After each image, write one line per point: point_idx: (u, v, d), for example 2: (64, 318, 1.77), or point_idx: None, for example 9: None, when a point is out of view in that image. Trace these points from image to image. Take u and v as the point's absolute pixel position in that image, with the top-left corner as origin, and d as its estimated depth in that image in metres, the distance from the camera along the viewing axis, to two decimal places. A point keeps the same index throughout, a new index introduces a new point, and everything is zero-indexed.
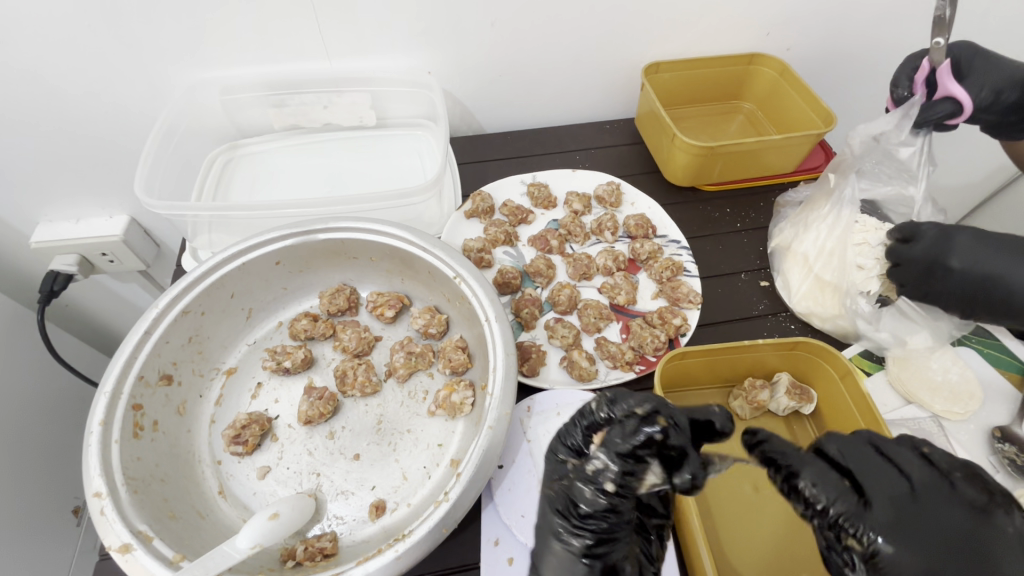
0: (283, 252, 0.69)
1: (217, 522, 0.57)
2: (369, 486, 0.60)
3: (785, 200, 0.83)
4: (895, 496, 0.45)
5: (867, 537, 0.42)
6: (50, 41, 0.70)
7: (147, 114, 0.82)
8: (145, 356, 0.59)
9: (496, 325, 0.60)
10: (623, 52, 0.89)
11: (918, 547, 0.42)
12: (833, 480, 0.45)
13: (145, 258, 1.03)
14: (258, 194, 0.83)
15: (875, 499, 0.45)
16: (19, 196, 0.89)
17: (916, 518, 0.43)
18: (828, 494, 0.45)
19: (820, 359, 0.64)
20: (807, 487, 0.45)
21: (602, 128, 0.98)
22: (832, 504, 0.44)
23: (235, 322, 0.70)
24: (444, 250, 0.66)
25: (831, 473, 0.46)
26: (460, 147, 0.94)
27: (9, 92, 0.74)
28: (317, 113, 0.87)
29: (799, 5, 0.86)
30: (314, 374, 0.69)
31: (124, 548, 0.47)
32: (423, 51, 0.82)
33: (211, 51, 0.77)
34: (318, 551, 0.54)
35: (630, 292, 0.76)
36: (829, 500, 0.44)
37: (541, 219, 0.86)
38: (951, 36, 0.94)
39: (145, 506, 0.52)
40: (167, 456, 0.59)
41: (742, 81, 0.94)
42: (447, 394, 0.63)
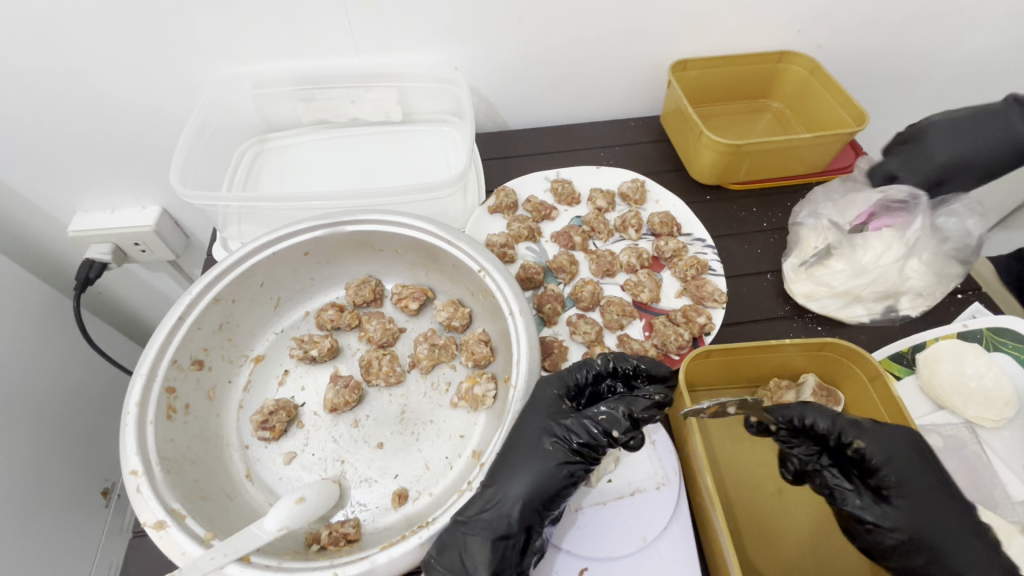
0: (312, 243, 0.70)
1: (244, 504, 0.59)
2: (392, 475, 0.60)
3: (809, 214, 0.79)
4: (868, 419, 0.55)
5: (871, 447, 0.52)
6: (94, 35, 0.72)
7: (182, 109, 0.85)
8: (178, 342, 0.61)
9: (520, 319, 0.60)
10: (651, 49, 0.88)
11: (906, 457, 0.52)
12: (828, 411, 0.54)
13: (175, 248, 1.06)
14: (286, 187, 0.85)
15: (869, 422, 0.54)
16: (59, 186, 0.92)
17: (892, 434, 0.53)
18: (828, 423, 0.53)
19: (848, 360, 0.63)
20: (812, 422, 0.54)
21: (627, 126, 0.98)
22: (827, 427, 0.53)
23: (263, 310, 0.72)
24: (469, 244, 0.67)
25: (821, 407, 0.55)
26: (485, 143, 0.95)
27: (53, 86, 0.77)
28: (345, 107, 0.88)
29: (834, 1, 0.84)
30: (340, 363, 0.70)
31: (159, 525, 0.48)
32: (450, 47, 0.83)
33: (242, 46, 0.78)
34: (343, 536, 0.55)
35: (654, 290, 0.76)
36: (827, 425, 0.53)
37: (564, 215, 0.86)
38: (991, 32, 0.91)
39: (177, 486, 0.53)
40: (198, 439, 0.61)
41: (773, 78, 0.93)
42: (470, 387, 0.64)
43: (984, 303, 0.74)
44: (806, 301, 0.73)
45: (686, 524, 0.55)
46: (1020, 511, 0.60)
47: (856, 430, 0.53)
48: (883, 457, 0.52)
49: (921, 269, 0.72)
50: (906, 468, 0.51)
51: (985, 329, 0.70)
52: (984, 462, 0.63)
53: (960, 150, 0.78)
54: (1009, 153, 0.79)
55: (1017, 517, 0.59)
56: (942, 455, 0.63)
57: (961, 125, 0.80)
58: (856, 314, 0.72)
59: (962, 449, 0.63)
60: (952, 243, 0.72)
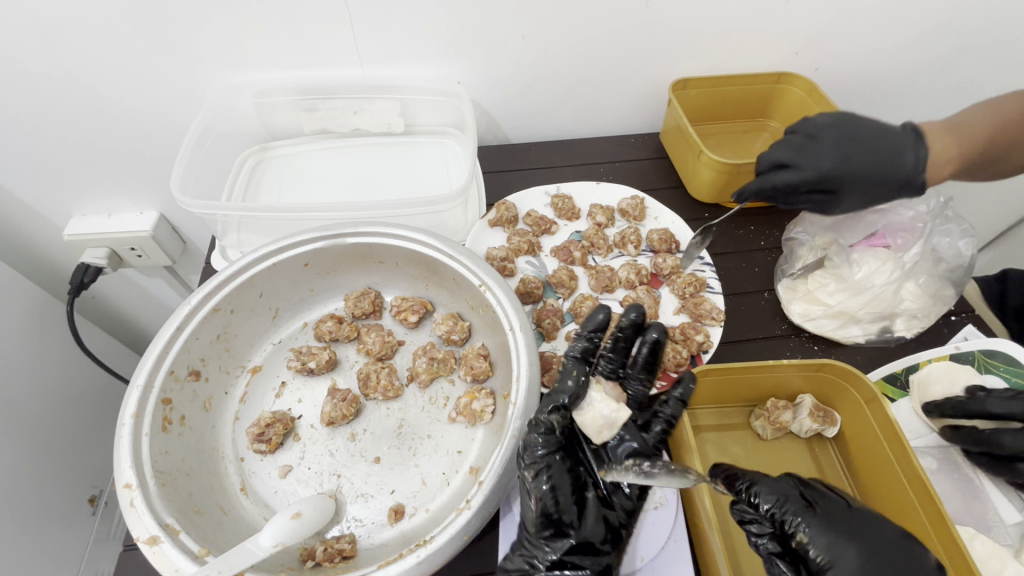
0: (313, 255, 0.70)
1: (238, 518, 0.58)
2: (388, 491, 0.60)
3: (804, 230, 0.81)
4: (830, 505, 0.53)
5: (806, 536, 0.51)
6: (98, 42, 0.72)
7: (184, 116, 0.85)
8: (175, 352, 0.60)
9: (520, 334, 0.60)
10: (652, 67, 0.89)
11: (853, 558, 0.49)
12: (782, 490, 0.54)
13: (172, 254, 1.05)
14: (287, 196, 0.85)
15: (819, 507, 0.53)
16: (57, 190, 0.92)
17: (859, 526, 0.51)
18: (775, 504, 0.53)
19: (845, 381, 0.63)
20: (757, 493, 0.54)
21: (627, 142, 0.99)
22: (773, 507, 0.53)
23: (262, 321, 0.71)
24: (470, 258, 0.67)
25: (783, 486, 0.54)
26: (486, 156, 0.96)
27: (54, 91, 0.77)
28: (347, 117, 0.88)
29: (831, 25, 0.86)
30: (337, 375, 0.69)
31: (152, 541, 0.48)
32: (453, 61, 0.84)
33: (246, 56, 0.79)
34: (338, 552, 0.54)
35: (652, 308, 0.77)
36: (773, 506, 0.53)
37: (564, 230, 0.87)
38: (984, 58, 0.93)
39: (172, 499, 0.52)
40: (193, 451, 0.60)
41: (771, 99, 0.94)
42: (468, 401, 0.64)
43: (978, 326, 0.75)
44: (803, 321, 0.74)
45: (684, 543, 0.55)
46: (1013, 534, 0.60)
47: (801, 518, 0.52)
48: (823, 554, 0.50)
49: (915, 291, 0.73)
50: (854, 568, 0.49)
51: (977, 352, 0.70)
52: (977, 485, 0.63)
53: (847, 131, 0.67)
54: (894, 184, 0.66)
55: (1010, 540, 0.60)
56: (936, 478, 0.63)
57: (848, 142, 0.66)
58: (852, 334, 0.72)
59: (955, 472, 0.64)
60: (946, 265, 0.73)
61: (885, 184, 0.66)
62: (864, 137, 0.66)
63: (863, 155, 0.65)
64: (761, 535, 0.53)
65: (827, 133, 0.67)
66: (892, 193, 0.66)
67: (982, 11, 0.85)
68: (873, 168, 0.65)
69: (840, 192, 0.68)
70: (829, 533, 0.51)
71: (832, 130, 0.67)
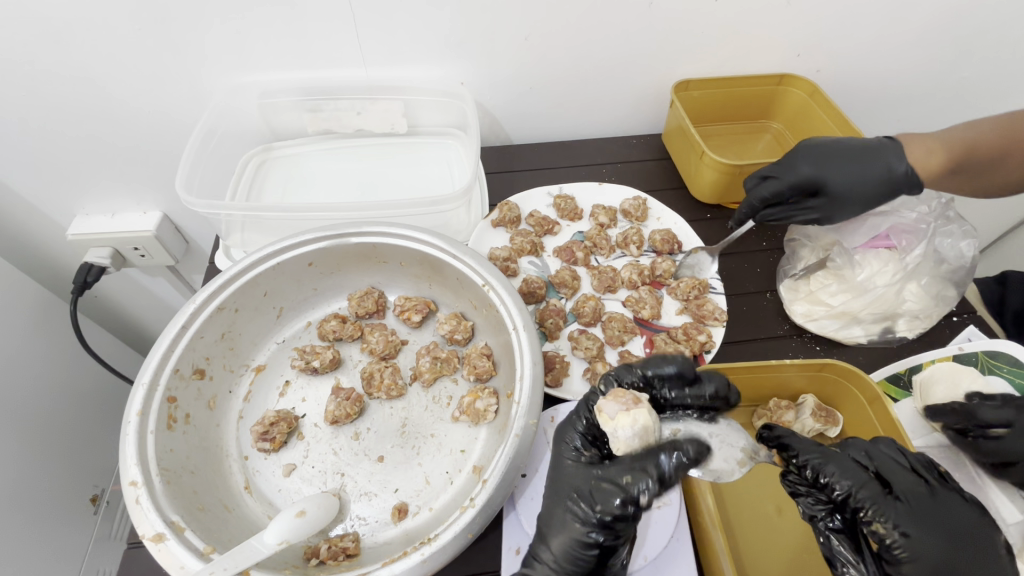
0: (317, 254, 0.70)
1: (243, 516, 0.58)
2: (392, 489, 0.60)
3: (805, 230, 0.81)
4: (913, 494, 0.49)
5: (884, 526, 0.47)
6: (103, 43, 0.73)
7: (188, 116, 0.85)
8: (180, 351, 0.61)
9: (524, 334, 0.60)
10: (655, 68, 0.90)
11: (930, 545, 0.46)
12: (859, 474, 0.49)
13: (174, 253, 1.06)
14: (290, 196, 0.86)
15: (902, 493, 0.49)
16: (61, 189, 0.92)
17: (937, 514, 0.48)
18: (850, 486, 0.49)
19: (847, 381, 0.64)
20: (826, 474, 0.50)
21: (629, 143, 0.99)
22: (849, 490, 0.49)
23: (266, 320, 0.72)
24: (474, 258, 0.67)
25: (858, 468, 0.50)
26: (488, 157, 0.96)
27: (59, 90, 0.77)
28: (350, 118, 0.89)
29: (833, 26, 0.86)
30: (341, 375, 0.70)
31: (158, 538, 0.48)
32: (456, 62, 0.84)
33: (250, 56, 0.79)
34: (341, 551, 0.54)
35: (655, 307, 0.77)
36: (847, 487, 0.49)
37: (567, 230, 0.87)
38: (985, 61, 0.93)
39: (177, 497, 0.53)
40: (197, 449, 0.60)
41: (773, 100, 0.95)
42: (472, 401, 0.64)
43: (979, 327, 0.75)
44: (805, 321, 0.74)
45: (687, 542, 0.55)
46: (1015, 533, 0.60)
47: (879, 507, 0.48)
48: (901, 545, 0.46)
49: (917, 292, 0.73)
50: (926, 554, 0.46)
51: (980, 353, 0.70)
52: (979, 484, 0.63)
53: (823, 146, 0.74)
54: (878, 188, 0.72)
55: (1012, 540, 0.60)
56: None
57: (829, 152, 0.73)
58: (854, 334, 0.73)
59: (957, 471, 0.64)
60: (948, 266, 0.73)
61: (872, 180, 0.71)
62: (843, 146, 0.73)
63: (840, 162, 0.72)
64: (823, 515, 0.50)
65: (801, 150, 0.75)
66: (881, 188, 0.72)
67: (985, 13, 0.86)
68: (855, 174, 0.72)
69: (833, 195, 0.73)
70: (907, 520, 0.47)
71: (810, 144, 0.75)
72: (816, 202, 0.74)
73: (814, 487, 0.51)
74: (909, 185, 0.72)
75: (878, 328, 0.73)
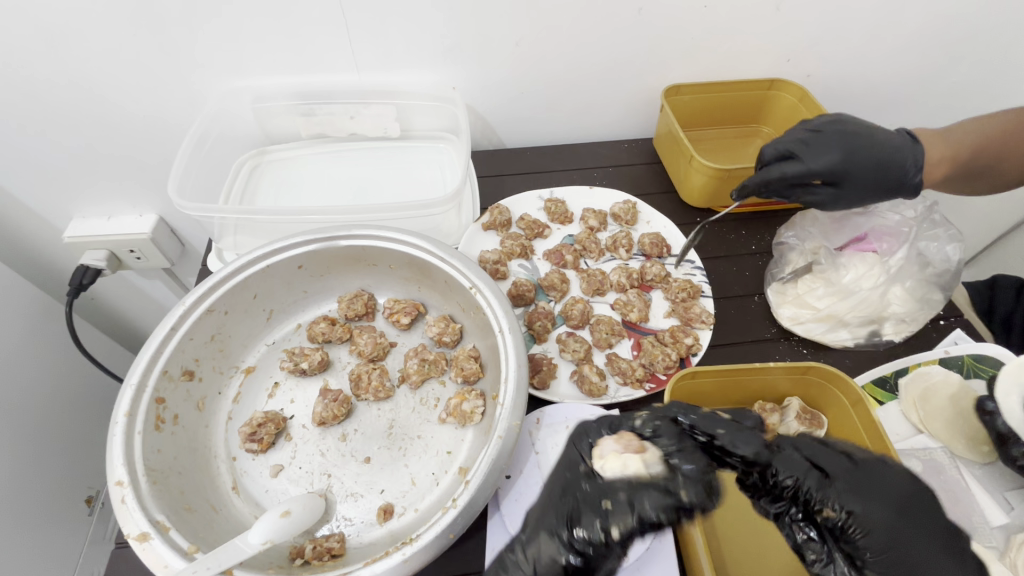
0: (307, 257, 0.71)
1: (229, 516, 0.59)
2: (378, 490, 0.61)
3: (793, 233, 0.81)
4: (847, 470, 0.49)
5: (832, 510, 0.47)
6: (99, 48, 0.74)
7: (182, 120, 0.86)
8: (169, 352, 0.61)
9: (509, 336, 0.61)
10: (645, 73, 0.90)
11: (878, 523, 0.46)
12: (799, 465, 0.49)
13: (169, 255, 1.06)
14: (283, 199, 0.86)
15: (837, 473, 0.49)
16: (57, 192, 0.93)
17: (878, 485, 0.48)
18: (793, 478, 0.48)
19: (831, 384, 0.64)
20: (771, 471, 0.49)
21: (620, 147, 1.00)
22: (795, 484, 0.48)
23: (256, 322, 0.72)
24: (462, 261, 0.68)
25: (796, 458, 0.50)
26: (480, 160, 0.97)
27: (55, 95, 0.78)
28: (343, 122, 0.90)
29: (822, 32, 0.87)
30: (330, 376, 0.70)
31: (143, 537, 0.48)
32: (448, 67, 0.85)
33: (244, 61, 0.80)
34: (326, 551, 0.55)
35: (643, 310, 0.77)
36: (789, 480, 0.48)
37: (557, 234, 0.88)
38: (973, 66, 0.94)
39: (163, 497, 0.53)
40: (185, 450, 0.61)
41: (763, 105, 0.96)
42: (458, 403, 0.64)
43: (966, 330, 0.75)
44: (791, 324, 0.74)
45: (669, 543, 0.56)
46: (998, 537, 0.60)
47: (826, 492, 0.47)
48: (853, 526, 0.46)
49: (903, 295, 0.73)
50: (881, 531, 0.45)
51: (965, 356, 0.71)
52: (963, 487, 0.63)
53: (852, 130, 0.69)
54: (887, 187, 0.71)
55: (995, 543, 0.60)
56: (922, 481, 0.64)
57: (855, 138, 0.69)
58: (840, 338, 0.73)
59: (941, 473, 0.64)
60: (933, 269, 0.73)
61: (888, 178, 0.70)
62: (870, 132, 0.70)
63: (864, 151, 0.68)
64: (785, 510, 0.50)
65: (832, 129, 0.70)
66: (890, 187, 0.71)
67: (975, 16, 0.86)
68: (876, 167, 0.69)
69: (848, 185, 0.70)
70: (849, 499, 0.47)
71: (837, 122, 0.70)
72: (830, 187, 0.71)
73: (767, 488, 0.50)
74: (911, 188, 0.72)
75: (864, 331, 0.73)
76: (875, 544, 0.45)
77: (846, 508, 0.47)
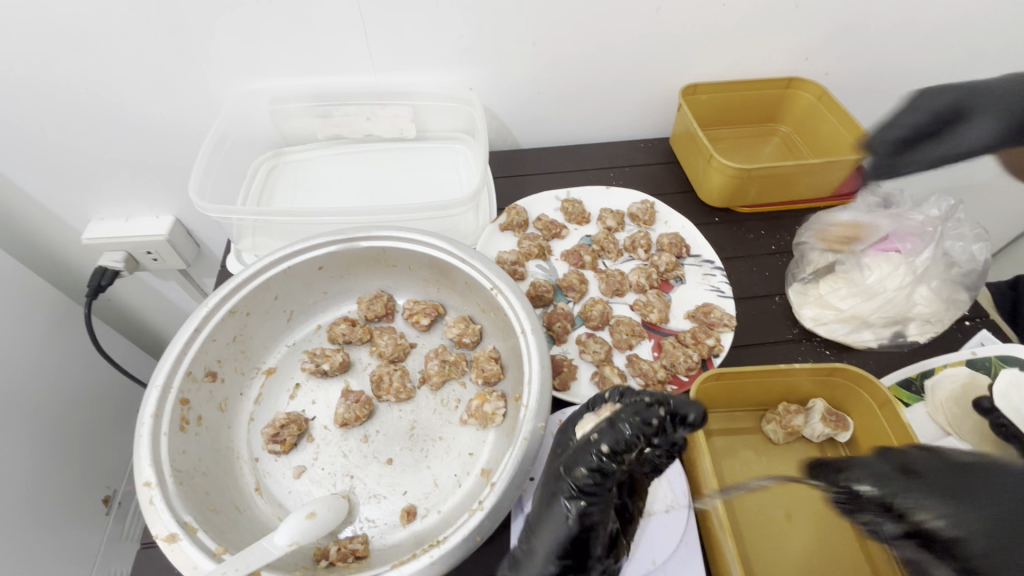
0: (327, 258, 0.71)
1: (253, 518, 0.59)
2: (401, 491, 0.60)
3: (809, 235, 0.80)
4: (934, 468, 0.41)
5: (922, 518, 0.39)
6: (120, 50, 0.74)
7: (201, 121, 0.86)
8: (193, 353, 0.61)
9: (532, 337, 0.61)
10: (662, 72, 0.90)
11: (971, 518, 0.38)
12: (876, 471, 0.43)
13: (186, 257, 1.07)
14: (300, 201, 0.87)
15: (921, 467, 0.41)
16: (76, 194, 0.94)
17: (962, 479, 0.40)
18: (878, 488, 0.42)
19: (856, 386, 0.63)
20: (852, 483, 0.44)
21: (637, 147, 1.00)
22: (872, 491, 0.42)
23: (277, 322, 0.72)
24: (482, 262, 0.67)
25: (877, 463, 0.44)
26: (497, 161, 0.97)
27: (77, 98, 0.79)
28: (360, 124, 0.90)
29: (842, 30, 0.86)
30: (350, 377, 0.70)
31: (171, 538, 0.49)
32: (465, 68, 0.85)
33: (261, 63, 0.80)
34: (351, 552, 0.55)
35: (663, 311, 0.76)
36: (867, 483, 0.43)
37: (574, 234, 0.87)
38: (996, 64, 0.93)
39: (189, 498, 0.53)
40: (209, 451, 0.61)
41: (781, 104, 0.95)
42: (480, 404, 0.64)
43: (992, 331, 0.74)
44: (814, 325, 0.74)
45: (697, 547, 0.55)
46: None
47: (896, 488, 0.41)
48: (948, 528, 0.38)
49: (928, 295, 0.72)
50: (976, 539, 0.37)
51: (994, 358, 0.69)
52: None
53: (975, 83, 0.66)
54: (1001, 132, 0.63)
55: None
56: None
57: (953, 87, 0.66)
58: (864, 339, 0.72)
59: None
60: (960, 270, 0.72)
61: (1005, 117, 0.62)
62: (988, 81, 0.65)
63: (962, 98, 0.64)
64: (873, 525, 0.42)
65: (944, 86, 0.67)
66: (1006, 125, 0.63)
67: (998, 14, 0.85)
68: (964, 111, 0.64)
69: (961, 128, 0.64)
70: (928, 493, 0.40)
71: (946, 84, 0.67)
72: (932, 135, 0.66)
73: (850, 503, 0.44)
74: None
75: (888, 332, 0.73)
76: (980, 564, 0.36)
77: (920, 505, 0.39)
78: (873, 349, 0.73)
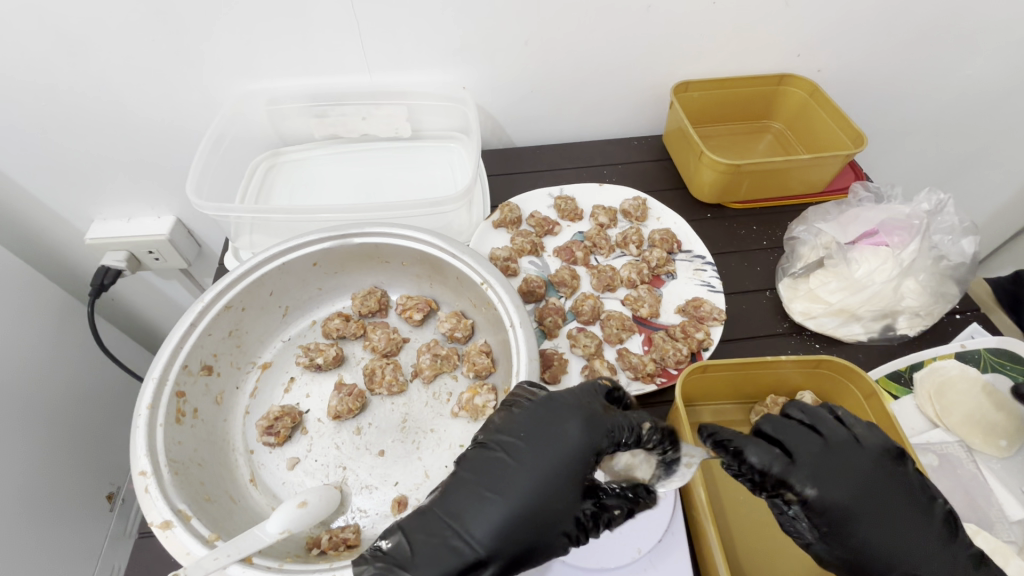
0: (321, 254, 0.72)
1: (247, 508, 0.60)
2: (392, 482, 0.62)
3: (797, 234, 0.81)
4: (811, 450, 0.52)
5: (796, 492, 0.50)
6: (120, 53, 0.76)
7: (199, 122, 0.88)
8: (189, 347, 0.63)
9: (520, 331, 0.62)
10: (654, 70, 0.91)
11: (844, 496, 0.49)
12: (768, 451, 0.51)
13: (187, 256, 1.09)
14: (297, 199, 0.88)
15: (800, 454, 0.51)
16: (78, 194, 0.96)
17: (839, 464, 0.51)
18: (762, 462, 0.50)
19: (842, 377, 0.64)
20: (749, 458, 0.51)
21: (630, 144, 1.00)
22: (762, 466, 0.50)
23: (272, 318, 0.74)
24: (473, 257, 0.69)
25: (764, 443, 0.52)
26: (491, 159, 0.98)
27: (79, 101, 0.81)
28: (356, 123, 0.91)
29: (833, 26, 0.87)
30: (344, 372, 0.71)
31: (165, 525, 0.50)
32: (459, 68, 0.86)
33: (258, 63, 0.81)
34: (342, 541, 0.56)
35: (654, 305, 0.77)
36: (756, 462, 0.51)
37: (567, 231, 0.88)
38: (990, 58, 0.93)
39: (184, 487, 0.55)
40: (204, 442, 0.62)
41: (773, 101, 0.95)
42: (470, 397, 0.65)
43: (982, 324, 0.74)
44: (803, 319, 0.74)
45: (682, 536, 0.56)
46: (1015, 530, 0.60)
47: (788, 471, 0.50)
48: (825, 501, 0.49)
49: (916, 288, 0.72)
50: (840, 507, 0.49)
51: (982, 351, 0.70)
52: (980, 481, 0.63)
53: None
54: None
55: (1012, 537, 0.59)
56: (937, 474, 0.63)
57: None
58: (853, 332, 0.73)
59: (956, 468, 0.64)
60: (949, 263, 0.73)
61: None
62: None
63: None
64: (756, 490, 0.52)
65: None
66: None
67: (989, 9, 0.85)
68: None
69: None
70: (815, 479, 0.50)
71: None
72: None
73: (738, 469, 0.52)
74: None
75: (878, 326, 0.73)
76: (840, 522, 0.49)
77: (813, 487, 0.49)
78: (862, 342, 0.73)
